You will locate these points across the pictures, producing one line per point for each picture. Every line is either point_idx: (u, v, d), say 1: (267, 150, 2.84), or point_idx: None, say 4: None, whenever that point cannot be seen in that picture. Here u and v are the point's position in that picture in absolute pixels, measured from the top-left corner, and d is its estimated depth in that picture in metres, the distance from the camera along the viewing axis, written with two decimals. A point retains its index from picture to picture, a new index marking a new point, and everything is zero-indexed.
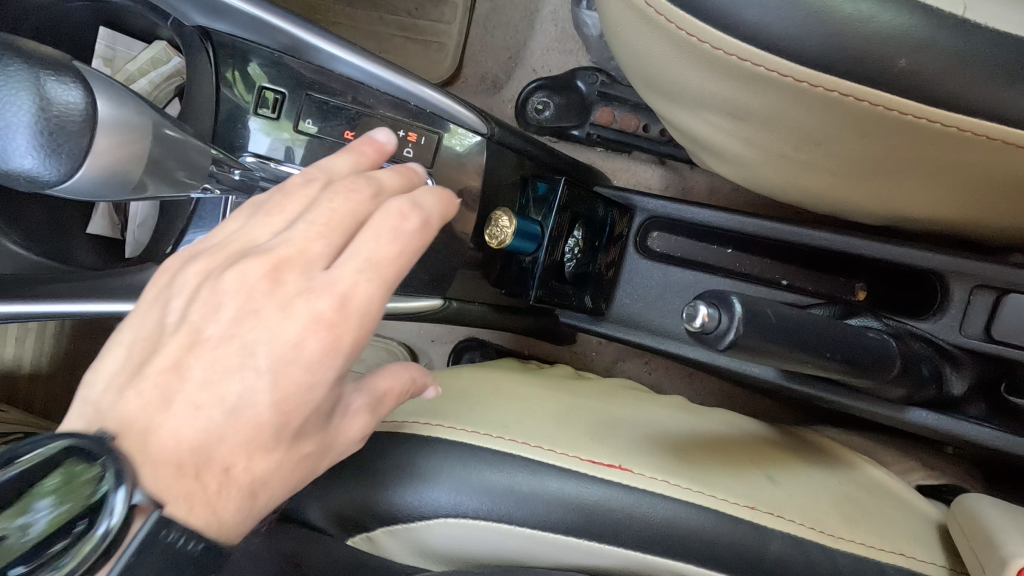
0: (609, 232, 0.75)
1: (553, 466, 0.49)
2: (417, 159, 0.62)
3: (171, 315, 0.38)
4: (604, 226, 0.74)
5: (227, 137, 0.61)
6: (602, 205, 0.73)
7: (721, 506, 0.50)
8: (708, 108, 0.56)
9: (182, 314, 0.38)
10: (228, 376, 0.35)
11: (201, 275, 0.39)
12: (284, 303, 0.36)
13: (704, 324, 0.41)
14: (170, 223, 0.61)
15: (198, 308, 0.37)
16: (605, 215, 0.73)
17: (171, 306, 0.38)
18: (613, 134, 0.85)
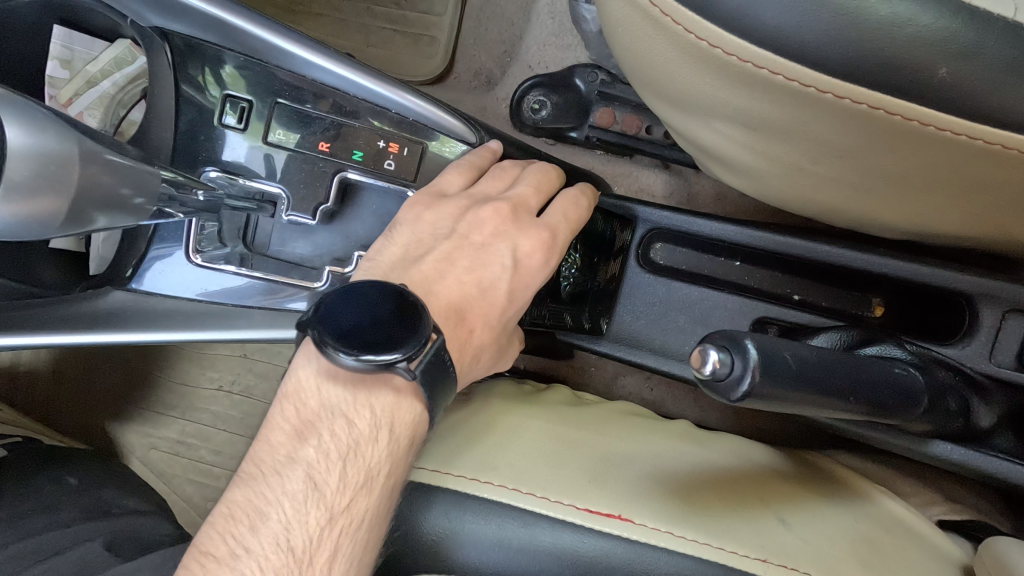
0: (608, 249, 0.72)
1: (547, 518, 0.45)
2: (399, 172, 0.57)
3: (444, 227, 0.54)
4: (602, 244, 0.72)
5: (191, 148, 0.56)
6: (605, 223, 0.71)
7: (730, 560, 0.45)
8: (719, 117, 0.51)
9: (454, 227, 0.54)
10: (494, 268, 0.52)
11: (478, 189, 0.56)
12: (525, 227, 0.54)
13: (716, 370, 0.37)
14: (132, 243, 0.56)
15: (468, 223, 0.54)
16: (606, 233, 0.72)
17: (443, 223, 0.54)
18: (614, 136, 0.80)
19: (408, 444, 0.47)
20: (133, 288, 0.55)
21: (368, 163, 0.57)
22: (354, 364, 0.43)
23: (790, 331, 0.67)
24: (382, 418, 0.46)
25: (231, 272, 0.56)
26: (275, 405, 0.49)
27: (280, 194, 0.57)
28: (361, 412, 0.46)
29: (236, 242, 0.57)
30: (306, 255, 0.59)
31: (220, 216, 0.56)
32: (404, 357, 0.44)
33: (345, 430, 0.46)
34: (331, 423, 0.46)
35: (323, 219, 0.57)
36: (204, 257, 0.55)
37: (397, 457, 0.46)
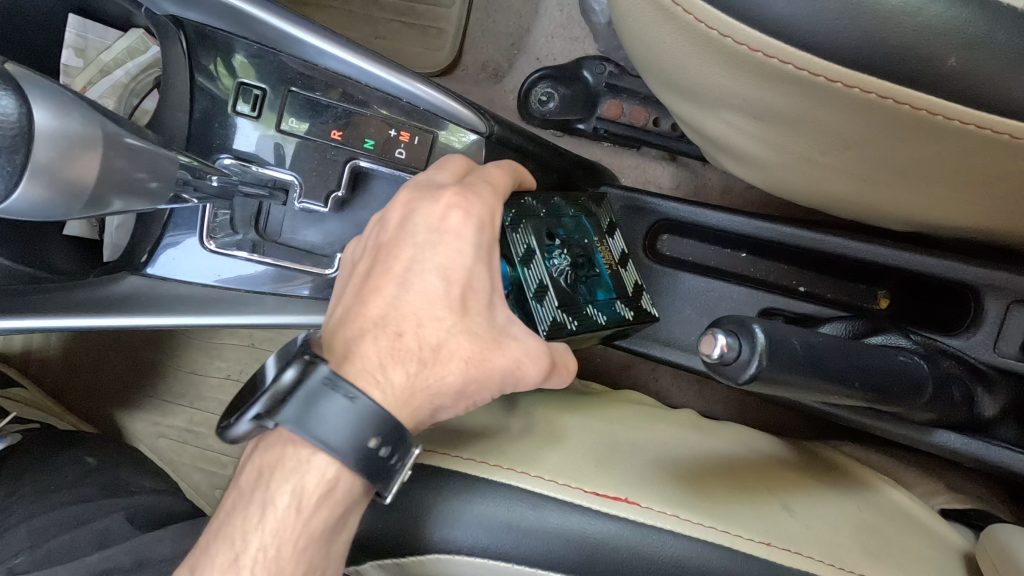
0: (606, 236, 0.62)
1: (556, 502, 0.46)
2: (410, 160, 0.58)
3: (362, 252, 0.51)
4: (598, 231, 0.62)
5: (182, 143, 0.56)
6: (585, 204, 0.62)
7: (735, 543, 0.46)
8: (728, 108, 0.51)
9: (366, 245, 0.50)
10: (418, 258, 0.46)
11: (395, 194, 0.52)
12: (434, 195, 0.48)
13: (723, 355, 0.37)
14: (148, 228, 0.57)
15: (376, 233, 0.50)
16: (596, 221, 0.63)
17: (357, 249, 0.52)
18: (622, 128, 0.80)
19: (287, 514, 0.42)
20: (147, 273, 0.56)
21: (379, 151, 0.57)
22: (246, 424, 0.42)
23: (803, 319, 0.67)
24: (295, 482, 0.42)
25: (244, 257, 0.56)
26: None
27: (293, 182, 0.57)
28: (252, 480, 0.44)
29: (249, 229, 0.58)
30: (317, 243, 0.59)
31: (233, 204, 0.57)
32: (275, 394, 0.42)
33: (235, 503, 0.45)
34: (234, 492, 0.45)
35: (334, 206, 0.58)
36: (218, 244, 0.56)
37: (278, 529, 0.43)
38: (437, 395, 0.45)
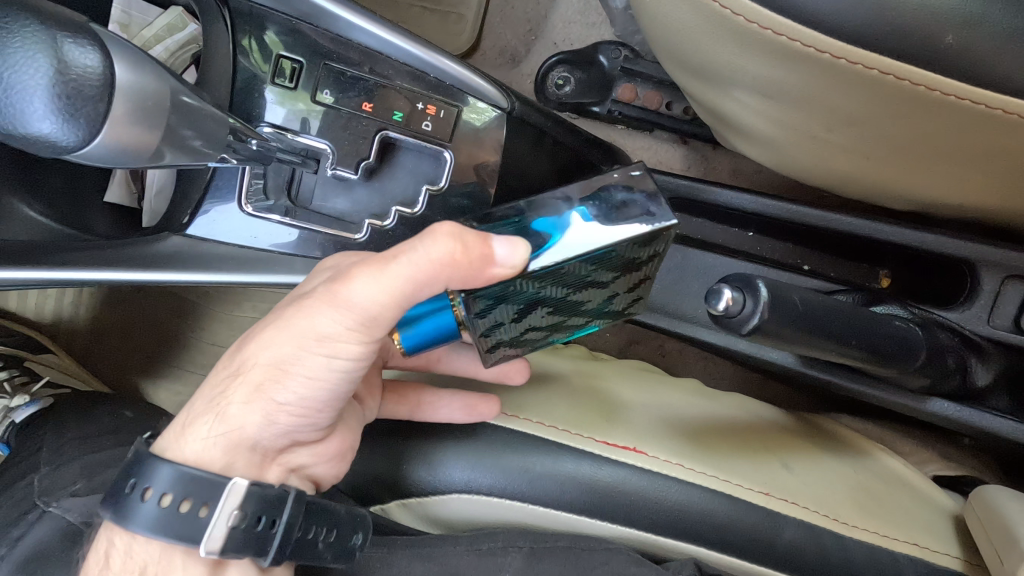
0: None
1: (567, 449, 0.49)
2: (437, 133, 0.61)
3: None
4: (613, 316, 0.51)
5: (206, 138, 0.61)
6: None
7: (736, 491, 0.49)
8: (739, 86, 0.54)
9: None
10: None
11: None
12: None
13: (728, 308, 0.41)
14: (190, 192, 0.60)
15: None
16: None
17: None
18: (636, 111, 0.83)
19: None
20: (188, 233, 0.59)
21: (408, 124, 0.61)
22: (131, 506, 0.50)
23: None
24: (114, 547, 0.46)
25: (279, 220, 0.60)
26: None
27: (325, 150, 0.61)
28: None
29: (282, 196, 0.61)
30: (345, 210, 0.63)
31: (267, 170, 0.60)
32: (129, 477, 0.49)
33: None
34: None
35: (363, 175, 0.61)
36: (255, 206, 0.60)
37: None
38: (248, 386, 0.46)
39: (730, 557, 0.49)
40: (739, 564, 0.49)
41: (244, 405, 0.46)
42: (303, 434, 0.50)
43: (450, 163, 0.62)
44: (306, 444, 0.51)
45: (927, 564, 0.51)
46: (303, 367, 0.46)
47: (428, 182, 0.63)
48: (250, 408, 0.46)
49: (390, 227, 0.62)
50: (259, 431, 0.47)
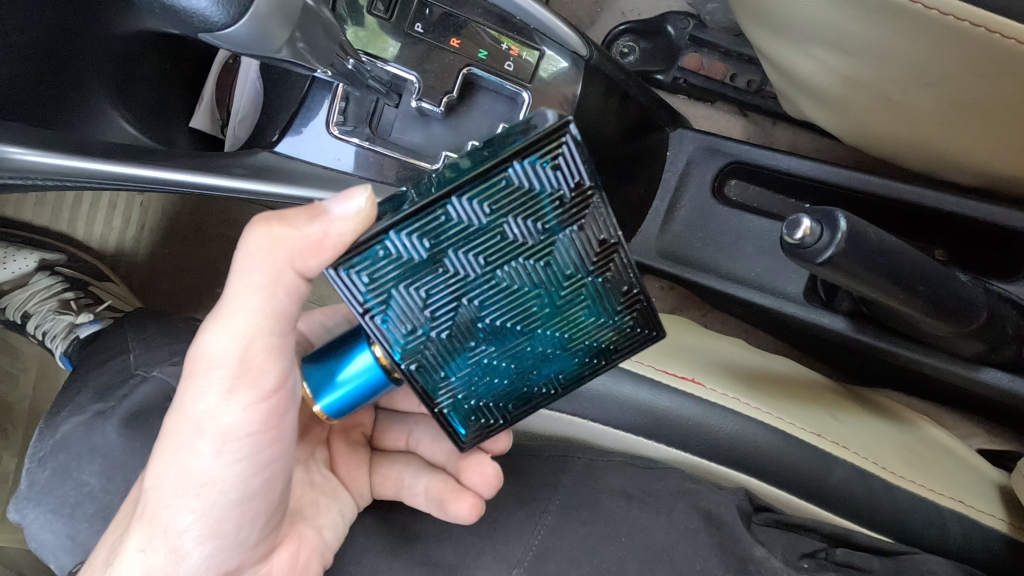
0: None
1: (630, 373, 0.52)
2: (517, 74, 0.64)
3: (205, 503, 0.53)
4: (608, 307, 0.42)
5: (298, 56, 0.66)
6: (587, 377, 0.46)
7: (790, 429, 0.51)
8: (819, 43, 0.56)
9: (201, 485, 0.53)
10: None
11: None
12: None
13: (805, 237, 0.42)
14: (281, 116, 0.66)
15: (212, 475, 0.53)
16: (612, 317, 0.42)
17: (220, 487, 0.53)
18: (701, 81, 0.84)
19: None
20: (276, 149, 0.64)
21: (491, 62, 0.63)
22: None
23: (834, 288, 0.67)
24: None
25: (360, 143, 0.64)
26: None
27: (411, 81, 0.63)
28: None
29: (362, 125, 0.64)
30: (422, 143, 0.65)
31: (351, 97, 0.64)
32: None
33: None
34: None
35: (444, 111, 0.64)
36: (341, 129, 0.64)
37: None
38: (145, 520, 0.43)
39: (777, 489, 0.51)
40: (785, 496, 0.51)
41: (141, 553, 0.43)
42: (231, 560, 0.45)
43: (525, 105, 0.65)
44: (245, 571, 0.46)
45: (969, 521, 0.52)
46: (192, 480, 0.42)
47: (503, 121, 0.65)
48: (150, 550, 0.43)
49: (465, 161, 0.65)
50: (174, 570, 0.43)
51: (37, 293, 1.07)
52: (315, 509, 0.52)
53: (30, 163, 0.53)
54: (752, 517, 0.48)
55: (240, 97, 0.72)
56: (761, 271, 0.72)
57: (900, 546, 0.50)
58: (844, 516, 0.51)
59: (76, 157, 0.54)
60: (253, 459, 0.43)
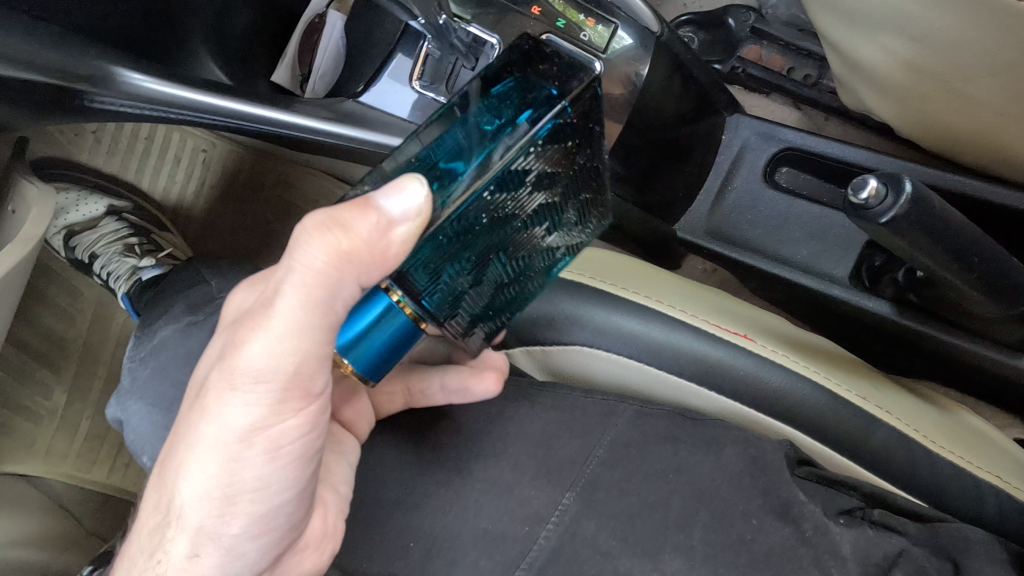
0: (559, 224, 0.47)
1: (687, 322, 0.54)
2: (591, 44, 0.65)
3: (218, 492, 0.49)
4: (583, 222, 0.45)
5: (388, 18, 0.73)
6: None
7: (838, 390, 0.53)
8: (888, 29, 0.58)
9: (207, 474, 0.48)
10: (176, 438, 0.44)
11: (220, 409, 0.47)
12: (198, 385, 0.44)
13: (870, 198, 0.45)
14: (366, 70, 0.71)
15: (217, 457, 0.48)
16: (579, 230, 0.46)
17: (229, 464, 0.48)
18: (758, 71, 0.87)
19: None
20: (359, 99, 0.68)
21: (568, 32, 0.65)
22: None
23: (878, 274, 0.71)
24: None
25: (437, 98, 0.67)
26: None
27: (491, 42, 0.64)
28: None
29: (439, 82, 0.68)
30: None
31: (433, 57, 0.68)
32: None
33: None
34: None
35: None
36: (421, 83, 0.68)
37: None
38: (188, 532, 0.39)
39: (819, 445, 0.53)
40: (827, 453, 0.53)
41: (190, 560, 0.40)
42: (279, 548, 0.43)
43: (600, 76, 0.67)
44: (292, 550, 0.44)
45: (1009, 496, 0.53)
46: (234, 485, 0.39)
47: None
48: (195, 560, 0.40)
49: None
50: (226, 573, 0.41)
51: (103, 235, 1.11)
52: (333, 468, 0.48)
53: (152, 91, 0.57)
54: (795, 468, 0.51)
55: (322, 54, 0.77)
56: (810, 254, 0.74)
57: (939, 511, 0.52)
58: (880, 476, 0.53)
59: (192, 90, 0.58)
60: (301, 456, 0.41)
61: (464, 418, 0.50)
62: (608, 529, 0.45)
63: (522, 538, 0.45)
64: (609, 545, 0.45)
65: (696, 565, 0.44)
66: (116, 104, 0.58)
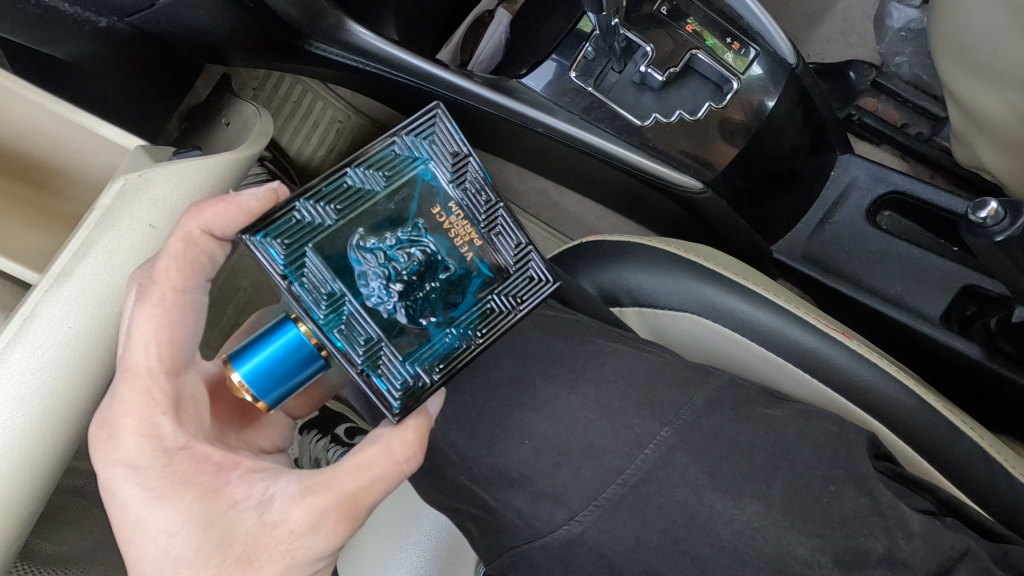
0: (451, 194, 0.45)
1: (793, 312, 0.60)
2: (730, 66, 0.77)
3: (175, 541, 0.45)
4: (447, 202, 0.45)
5: (553, 15, 0.80)
6: (364, 193, 0.43)
7: (926, 395, 0.57)
8: (1016, 85, 0.63)
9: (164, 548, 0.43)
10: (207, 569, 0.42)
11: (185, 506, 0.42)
12: None
13: (989, 217, 0.50)
14: (527, 57, 0.81)
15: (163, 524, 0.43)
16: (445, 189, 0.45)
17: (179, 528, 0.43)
18: (874, 121, 0.92)
19: None
20: (523, 80, 0.78)
21: (713, 52, 0.77)
22: None
23: (967, 322, 0.77)
24: None
25: (587, 89, 0.77)
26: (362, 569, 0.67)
27: (644, 50, 0.76)
28: None
29: (589, 77, 0.77)
30: (632, 105, 0.78)
31: (590, 56, 0.77)
32: None
33: None
34: None
35: (663, 82, 0.77)
36: (575, 75, 0.77)
37: None
38: None
39: (901, 444, 0.57)
40: (906, 453, 0.57)
41: None
42: None
43: (732, 93, 0.77)
44: None
45: None
46: None
47: (710, 102, 0.77)
48: None
49: (671, 124, 0.77)
50: None
51: None
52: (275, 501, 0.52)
53: (362, 40, 0.72)
54: (875, 462, 0.53)
55: (485, 44, 0.87)
56: (902, 290, 0.78)
57: (1011, 532, 0.53)
58: (958, 488, 0.56)
59: (390, 44, 0.73)
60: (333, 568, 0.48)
61: (582, 351, 0.55)
62: (698, 463, 0.49)
63: (621, 456, 0.49)
64: (697, 478, 0.49)
65: (773, 512, 0.48)
66: (334, 51, 0.73)
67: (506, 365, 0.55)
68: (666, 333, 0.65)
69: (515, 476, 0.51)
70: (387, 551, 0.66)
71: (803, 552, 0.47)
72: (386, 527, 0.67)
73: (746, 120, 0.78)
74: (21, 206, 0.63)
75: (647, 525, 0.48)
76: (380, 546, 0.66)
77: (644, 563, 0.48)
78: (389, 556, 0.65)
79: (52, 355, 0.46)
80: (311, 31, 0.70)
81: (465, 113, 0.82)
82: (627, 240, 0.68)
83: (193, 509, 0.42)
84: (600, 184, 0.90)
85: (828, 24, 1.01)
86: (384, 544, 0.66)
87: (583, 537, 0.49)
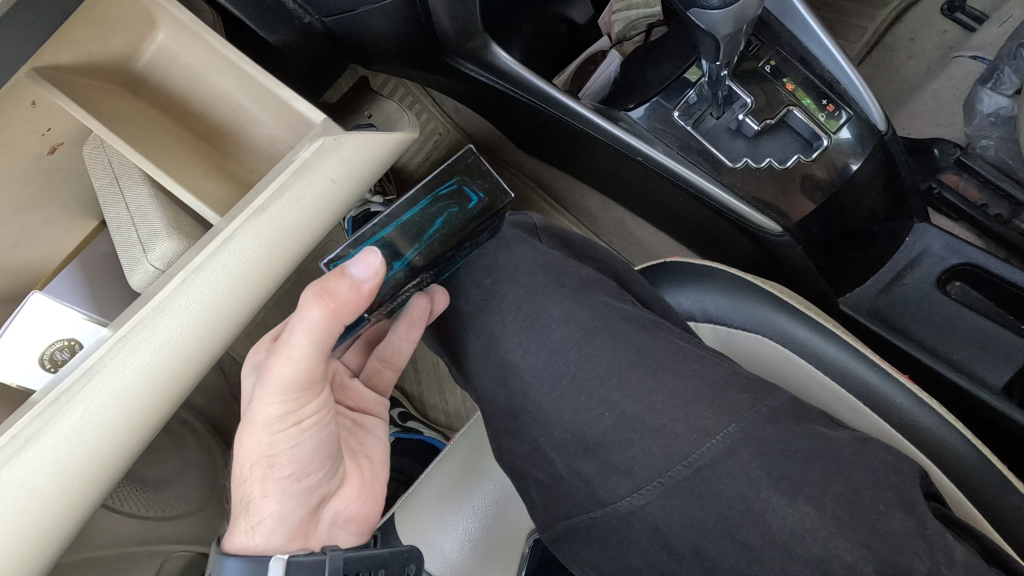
0: None
1: (859, 349, 0.65)
2: (823, 125, 0.83)
3: None
4: None
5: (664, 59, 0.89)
6: None
7: (983, 447, 0.59)
8: None
9: None
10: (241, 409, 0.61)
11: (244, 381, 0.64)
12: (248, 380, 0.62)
13: None
14: (635, 92, 0.88)
15: None
16: None
17: None
18: (954, 197, 0.96)
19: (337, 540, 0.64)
20: (630, 114, 0.86)
21: (808, 110, 0.84)
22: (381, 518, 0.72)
23: None
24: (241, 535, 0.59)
25: (685, 128, 0.85)
26: (419, 520, 0.72)
27: (744, 101, 0.84)
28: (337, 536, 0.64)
29: (689, 118, 0.86)
30: (725, 148, 0.86)
31: (692, 101, 0.86)
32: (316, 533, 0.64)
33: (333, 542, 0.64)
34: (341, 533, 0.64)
35: (757, 131, 0.84)
36: (677, 114, 0.86)
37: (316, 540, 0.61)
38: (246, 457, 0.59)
39: (953, 491, 0.59)
40: (957, 501, 0.59)
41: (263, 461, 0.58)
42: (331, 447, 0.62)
43: (820, 149, 0.84)
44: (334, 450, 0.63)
45: None
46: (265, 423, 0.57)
47: (798, 155, 0.84)
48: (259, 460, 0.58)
49: (759, 170, 0.85)
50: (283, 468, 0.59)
51: None
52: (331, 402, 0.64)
53: (498, 60, 0.83)
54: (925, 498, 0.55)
55: (596, 79, 0.96)
56: (965, 356, 0.81)
57: None
58: None
59: (517, 64, 0.83)
60: (308, 419, 0.58)
61: (664, 347, 0.61)
62: (759, 461, 0.54)
63: (690, 443, 0.55)
64: (756, 474, 0.54)
65: (824, 516, 0.52)
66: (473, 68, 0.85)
67: (596, 346, 0.61)
68: (736, 351, 0.71)
69: (590, 445, 0.58)
70: (448, 506, 0.72)
71: (848, 558, 0.50)
72: (450, 484, 0.73)
73: (828, 178, 0.84)
74: (199, 157, 0.75)
75: (705, 508, 0.53)
76: (441, 500, 0.72)
77: (697, 543, 0.53)
78: (449, 510, 0.71)
79: (224, 273, 0.57)
80: (456, 48, 0.82)
81: (573, 136, 0.92)
82: (711, 267, 0.75)
83: (251, 379, 0.62)
84: (681, 216, 0.97)
85: (918, 102, 1.07)
86: (444, 499, 0.72)
87: (643, 510, 0.55)
